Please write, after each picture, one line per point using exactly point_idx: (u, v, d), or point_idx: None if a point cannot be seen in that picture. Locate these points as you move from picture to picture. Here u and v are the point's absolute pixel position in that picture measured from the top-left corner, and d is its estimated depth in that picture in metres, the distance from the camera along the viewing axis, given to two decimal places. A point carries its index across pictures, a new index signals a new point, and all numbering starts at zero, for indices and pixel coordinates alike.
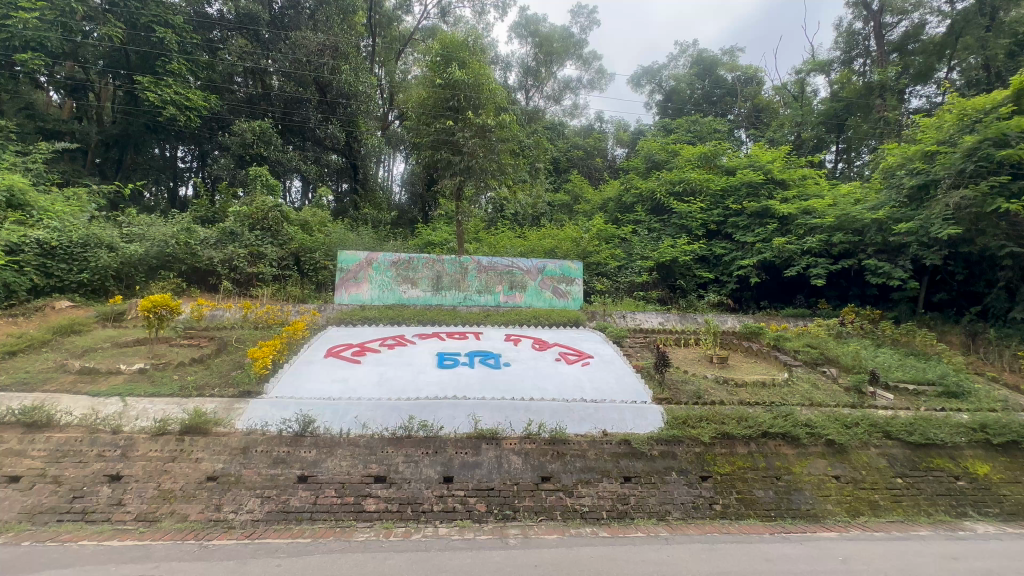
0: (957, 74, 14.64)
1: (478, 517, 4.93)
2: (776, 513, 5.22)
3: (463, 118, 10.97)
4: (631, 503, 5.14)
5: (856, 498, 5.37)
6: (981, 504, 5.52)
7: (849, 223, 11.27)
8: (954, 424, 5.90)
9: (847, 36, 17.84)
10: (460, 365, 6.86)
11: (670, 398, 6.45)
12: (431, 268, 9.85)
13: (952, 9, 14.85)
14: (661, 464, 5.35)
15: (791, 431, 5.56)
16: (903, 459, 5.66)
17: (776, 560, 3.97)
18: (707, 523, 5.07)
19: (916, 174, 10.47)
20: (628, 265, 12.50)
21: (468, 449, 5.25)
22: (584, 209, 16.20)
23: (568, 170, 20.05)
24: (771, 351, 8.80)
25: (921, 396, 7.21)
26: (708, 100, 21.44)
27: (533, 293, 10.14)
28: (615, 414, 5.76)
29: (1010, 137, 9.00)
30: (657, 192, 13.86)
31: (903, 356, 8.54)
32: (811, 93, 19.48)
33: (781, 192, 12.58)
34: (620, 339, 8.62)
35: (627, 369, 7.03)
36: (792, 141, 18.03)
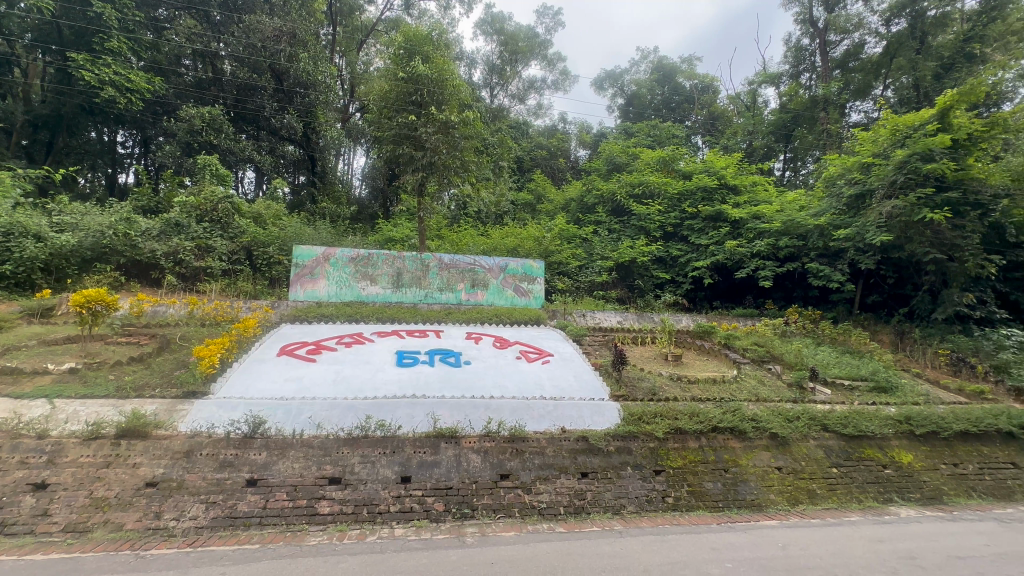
0: (891, 92, 15.76)
1: (436, 516, 4.90)
2: (723, 503, 5.46)
3: (426, 112, 10.81)
4: (588, 498, 5.25)
5: (796, 488, 5.70)
6: (905, 490, 5.97)
7: (794, 228, 11.93)
8: (883, 417, 6.36)
9: (794, 51, 18.84)
10: (419, 363, 6.78)
11: (626, 395, 6.64)
12: (391, 265, 9.67)
13: (887, 31, 15.96)
14: (617, 459, 5.49)
15: (738, 426, 5.84)
16: (838, 449, 6.06)
17: (722, 549, 4.14)
18: (659, 515, 5.25)
19: (854, 183, 11.18)
20: (589, 265, 12.72)
21: (427, 448, 5.19)
22: (547, 208, 16.37)
23: (531, 169, 20.18)
24: (721, 349, 9.20)
25: (855, 391, 7.73)
26: (667, 106, 22.15)
27: (495, 291, 10.14)
28: (573, 411, 5.86)
29: (935, 152, 9.74)
30: (618, 194, 14.17)
31: (840, 354, 9.12)
32: (762, 104, 20.45)
33: (733, 197, 13.15)
34: (580, 338, 8.78)
35: (586, 367, 7.17)
36: (744, 149, 18.91)
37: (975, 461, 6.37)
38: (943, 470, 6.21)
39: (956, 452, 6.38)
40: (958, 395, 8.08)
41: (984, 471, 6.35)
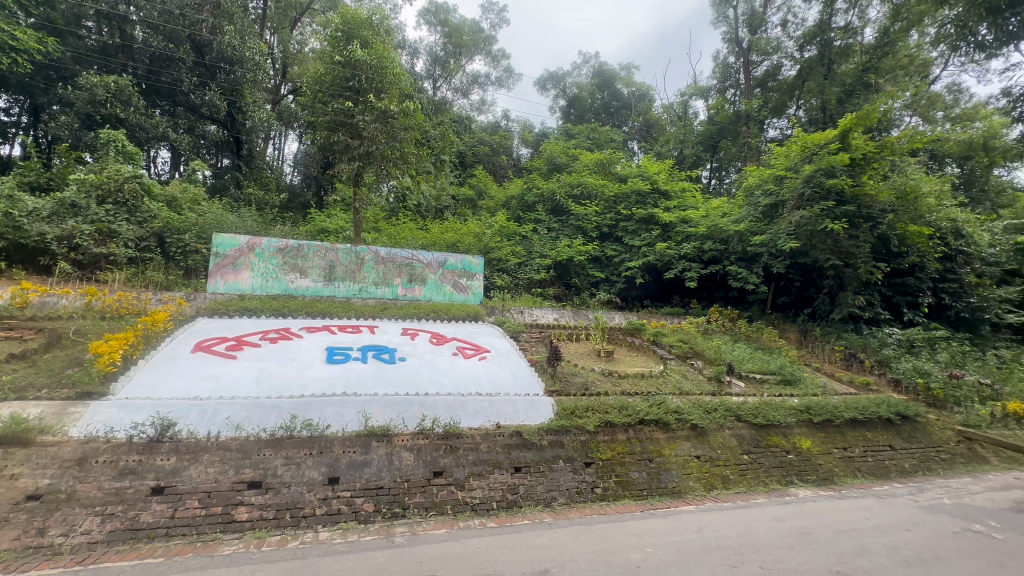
0: (802, 112, 17.33)
1: (364, 518, 4.75)
2: (647, 491, 5.76)
3: (364, 100, 10.41)
4: (520, 492, 5.32)
5: (712, 474, 6.13)
6: (804, 473, 6.61)
7: (717, 233, 12.82)
8: (788, 408, 7.01)
9: (721, 68, 20.16)
10: (351, 360, 6.53)
11: (560, 390, 6.82)
12: (323, 257, 9.23)
13: (801, 56, 17.46)
14: (550, 453, 5.62)
15: (662, 418, 6.20)
16: (749, 438, 6.61)
17: (643, 535, 4.37)
18: (588, 506, 5.44)
19: (769, 194, 12.26)
20: (528, 262, 12.90)
21: (357, 447, 5.02)
22: (488, 205, 16.37)
23: (473, 165, 20.10)
24: (650, 345, 9.69)
25: (765, 383, 8.45)
26: (606, 111, 22.91)
27: (433, 286, 9.98)
28: (509, 407, 5.91)
29: (837, 169, 10.82)
30: (557, 194, 14.48)
31: (753, 350, 9.92)
32: (692, 115, 21.72)
33: (664, 201, 13.87)
34: (517, 334, 8.88)
35: (522, 363, 7.27)
36: (675, 156, 20.02)
37: (861, 445, 7.17)
38: (835, 454, 6.94)
39: (846, 438, 7.16)
40: (849, 386, 9.08)
41: (868, 453, 7.17)
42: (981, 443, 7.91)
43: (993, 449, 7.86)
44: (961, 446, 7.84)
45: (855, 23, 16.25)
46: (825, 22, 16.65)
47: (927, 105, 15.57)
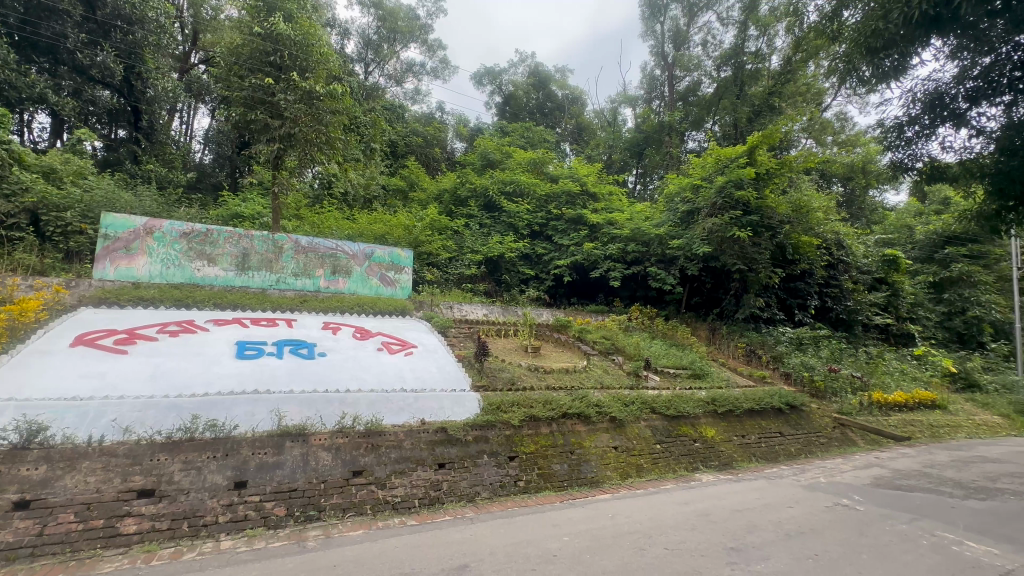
0: (717, 127, 18.81)
1: (274, 523, 4.45)
2: (568, 482, 5.96)
3: (287, 77, 9.74)
4: (443, 489, 5.27)
5: (628, 464, 6.48)
6: (708, 460, 7.19)
7: (640, 236, 13.54)
8: (697, 400, 7.60)
9: (648, 79, 21.25)
10: (264, 355, 6.09)
11: (487, 385, 6.89)
12: (235, 244, 8.52)
13: (718, 75, 18.82)
14: (474, 448, 5.63)
15: (584, 411, 6.45)
16: (662, 428, 7.07)
17: (562, 524, 4.52)
18: (510, 499, 5.52)
19: (686, 202, 13.13)
20: (459, 258, 12.83)
21: (268, 449, 4.71)
22: (419, 197, 16.02)
23: (405, 155, 19.56)
24: (575, 341, 10.03)
25: (677, 377, 9.09)
26: (540, 111, 23.28)
27: (358, 279, 9.57)
28: (434, 403, 5.82)
29: (744, 182, 11.85)
30: (490, 190, 14.50)
31: (669, 346, 10.61)
32: (621, 122, 22.79)
33: (592, 203, 14.40)
34: (445, 329, 8.81)
35: (449, 359, 7.20)
36: (603, 160, 20.98)
37: (756, 432, 7.94)
38: (735, 441, 7.62)
39: (744, 426, 7.89)
40: (749, 380, 10.00)
41: (762, 439, 7.95)
42: (851, 428, 9.08)
43: (860, 433, 9.05)
44: (836, 431, 8.94)
45: (764, 50, 17.82)
46: (739, 45, 18.11)
47: (819, 130, 17.53)
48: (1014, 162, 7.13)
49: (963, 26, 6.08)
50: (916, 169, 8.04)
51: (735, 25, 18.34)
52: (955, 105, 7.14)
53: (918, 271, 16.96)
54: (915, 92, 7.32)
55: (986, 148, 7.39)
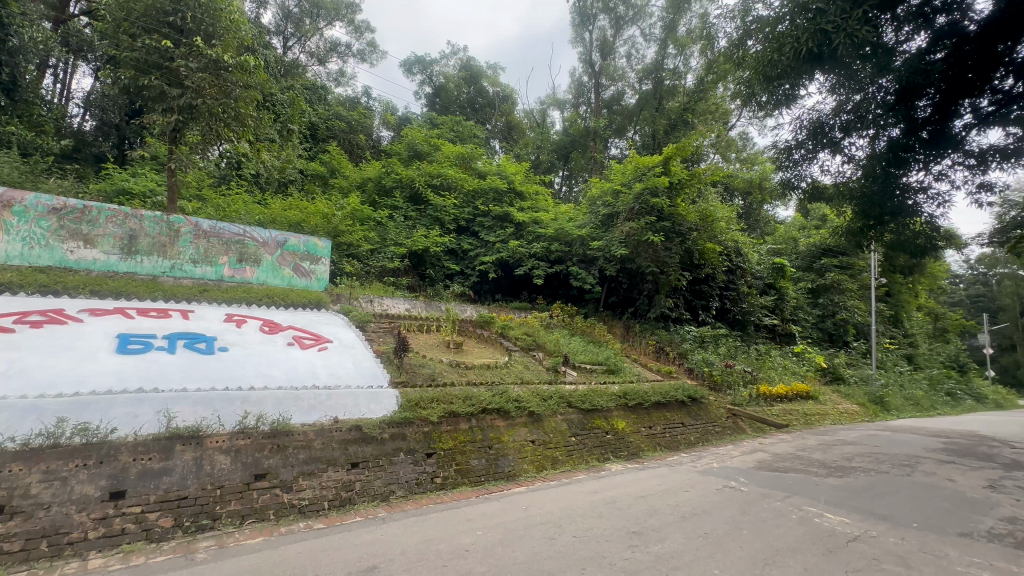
0: (638, 136, 19.94)
1: (158, 536, 4.03)
2: (485, 477, 6.01)
3: (189, 42, 8.75)
4: (356, 489, 5.08)
5: (544, 457, 6.67)
6: (618, 450, 7.62)
7: (563, 236, 13.95)
8: (610, 394, 8.02)
9: (576, 85, 21.86)
10: (152, 350, 5.45)
11: (405, 381, 6.75)
12: (120, 225, 7.53)
13: (640, 88, 19.91)
14: (390, 446, 5.48)
15: (504, 406, 6.54)
16: (577, 421, 7.37)
17: (476, 519, 4.54)
18: (426, 496, 5.46)
19: (607, 206, 13.76)
20: (381, 250, 12.47)
21: (154, 454, 4.23)
22: (340, 184, 15.28)
23: (326, 140, 18.55)
24: (497, 337, 10.14)
25: (593, 372, 9.52)
26: (471, 106, 23.11)
27: (269, 269, 8.89)
28: (349, 400, 5.57)
29: (660, 191, 12.65)
30: (417, 182, 14.17)
31: (586, 343, 11.09)
32: (549, 124, 23.34)
33: (518, 202, 14.64)
34: (364, 324, 8.49)
35: (367, 355, 6.93)
36: (531, 160, 21.48)
37: (662, 424, 8.55)
38: (643, 432, 8.14)
39: (652, 418, 8.45)
40: (657, 374, 10.73)
41: (667, 429, 8.58)
42: (741, 418, 10.09)
43: (749, 422, 10.08)
44: (729, 420, 9.87)
45: (681, 69, 19.18)
46: (659, 62, 19.29)
47: (725, 147, 19.21)
48: (875, 187, 8.32)
49: (840, 68, 6.93)
50: (800, 188, 9.12)
51: (656, 42, 19.48)
52: (832, 134, 8.15)
53: (800, 278, 19.26)
54: (802, 120, 8.26)
55: (855, 174, 8.54)
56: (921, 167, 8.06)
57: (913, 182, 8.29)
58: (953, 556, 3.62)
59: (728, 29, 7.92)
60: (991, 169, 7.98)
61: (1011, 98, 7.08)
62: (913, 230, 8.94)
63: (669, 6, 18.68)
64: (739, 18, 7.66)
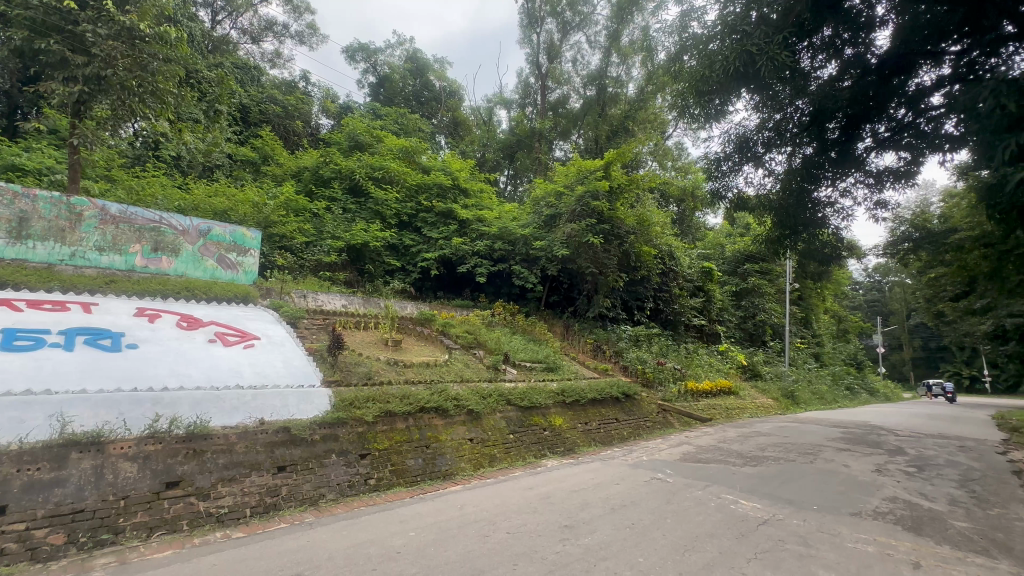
0: (581, 140, 20.45)
1: (46, 555, 3.60)
2: (420, 477, 5.92)
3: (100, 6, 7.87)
4: (282, 494, 4.82)
5: (482, 455, 6.68)
6: (555, 446, 7.79)
7: (506, 235, 14.02)
8: (548, 391, 8.19)
9: (523, 85, 22.06)
10: (45, 347, 4.85)
11: (339, 380, 6.49)
12: (8, 205, 6.64)
13: (584, 93, 20.44)
14: (321, 448, 5.25)
15: (442, 405, 6.47)
16: (516, 419, 7.46)
17: (409, 520, 4.46)
18: (358, 498, 5.29)
19: (550, 207, 14.00)
20: (316, 243, 11.98)
21: (43, 463, 3.77)
22: (274, 172, 14.47)
23: (259, 124, 17.47)
24: (438, 335, 10.02)
25: (533, 369, 9.65)
26: (417, 100, 22.66)
27: (189, 259, 8.21)
28: (277, 400, 5.26)
29: (600, 194, 13.03)
30: (357, 174, 13.70)
31: (527, 341, 11.20)
32: (496, 122, 23.38)
33: (462, 199, 14.53)
34: (296, 320, 8.10)
35: (298, 353, 6.59)
36: (477, 157, 21.43)
37: (597, 419, 8.84)
38: (579, 428, 8.38)
39: (587, 415, 8.71)
40: (593, 372, 11.07)
41: (601, 425, 8.89)
42: (671, 413, 10.63)
43: (677, 416, 10.67)
44: (659, 415, 10.38)
45: (623, 77, 19.89)
46: (603, 69, 19.88)
47: (661, 155, 20.17)
48: (791, 201, 9.13)
49: (764, 88, 7.49)
50: (727, 198, 9.78)
51: (601, 50, 20.06)
52: (756, 149, 8.78)
53: (726, 281, 20.66)
54: (730, 133, 8.85)
55: (774, 187, 9.27)
56: (829, 184, 8.98)
57: (822, 197, 9.21)
58: (845, 534, 4.03)
59: (667, 43, 8.27)
60: (887, 188, 8.99)
61: (902, 126, 7.93)
62: (822, 240, 9.91)
63: (613, 15, 19.28)
64: (676, 34, 8.02)
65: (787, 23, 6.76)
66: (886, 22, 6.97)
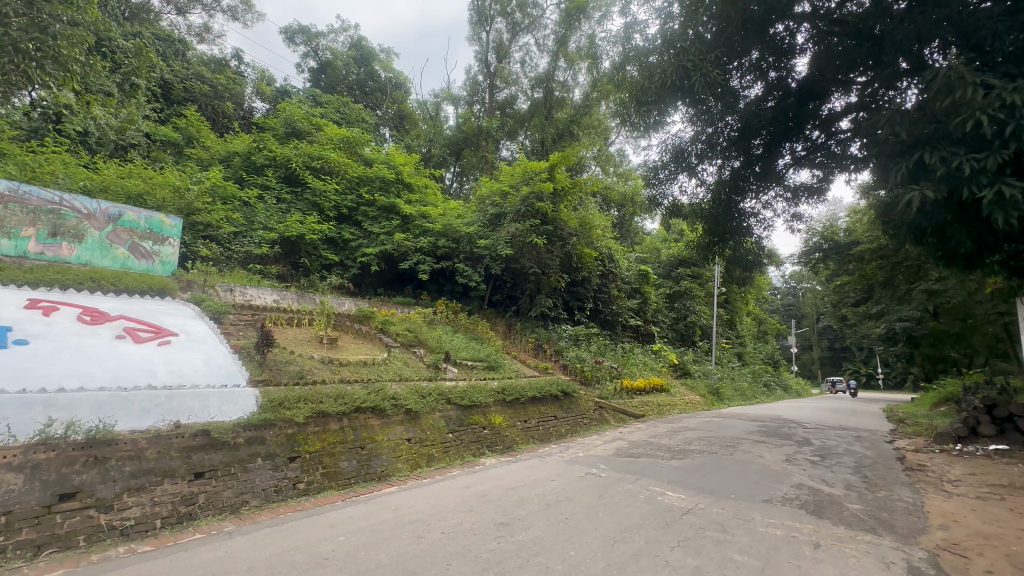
0: (527, 141, 20.68)
1: None
2: (354, 479, 5.72)
3: None
4: (199, 503, 4.48)
5: (419, 455, 6.57)
6: (494, 444, 7.82)
7: (450, 233, 13.85)
8: (489, 390, 8.21)
9: (471, 83, 21.95)
10: None
11: (268, 380, 6.13)
12: None
13: (531, 95, 20.64)
14: (245, 452, 4.92)
15: (379, 404, 6.29)
16: (456, 418, 7.41)
17: (340, 524, 4.30)
18: (285, 504, 5.02)
19: (495, 206, 14.05)
20: (246, 234, 11.39)
21: None
22: (199, 156, 13.46)
23: (183, 102, 16.14)
24: (377, 333, 9.75)
25: (474, 368, 9.62)
26: (360, 89, 21.86)
27: (95, 247, 7.42)
28: (196, 402, 4.87)
29: (545, 195, 13.23)
30: (293, 163, 13.05)
31: (469, 340, 11.16)
32: (443, 118, 23.08)
33: (406, 193, 14.19)
34: (219, 315, 7.58)
35: (221, 351, 6.14)
36: (422, 153, 21.05)
37: (536, 417, 8.98)
38: (518, 426, 8.47)
39: (527, 412, 8.83)
40: (534, 370, 11.23)
41: (540, 423, 9.03)
42: (607, 410, 11.00)
43: (612, 413, 11.06)
44: (596, 412, 10.70)
45: (570, 82, 20.30)
46: (550, 73, 20.18)
47: (604, 160, 20.81)
48: (719, 210, 9.76)
49: (698, 102, 7.93)
50: (663, 205, 10.27)
51: (549, 53, 20.37)
52: (690, 160, 9.27)
53: (661, 284, 21.73)
54: (667, 144, 9.31)
55: (705, 197, 9.86)
56: (753, 196, 9.68)
57: (748, 208, 9.93)
58: (757, 519, 4.37)
59: (611, 53, 8.52)
60: (802, 202, 9.82)
61: (816, 146, 8.73)
62: (746, 248, 10.66)
63: (562, 21, 19.66)
64: (620, 44, 8.27)
65: (719, 43, 7.19)
66: (804, 51, 7.62)
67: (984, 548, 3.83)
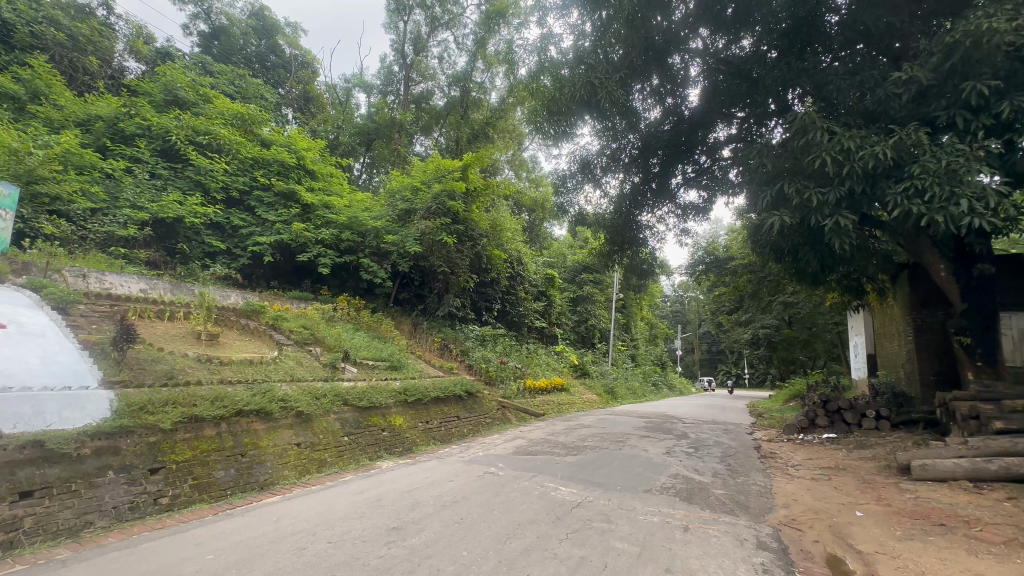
0: (442, 138, 20.42)
1: None
2: (230, 490, 5.19)
3: None
4: (23, 528, 3.76)
5: (309, 460, 6.15)
6: (392, 447, 7.57)
7: (356, 225, 13.16)
8: (390, 391, 7.94)
9: (385, 72, 21.16)
10: None
11: (128, 381, 5.35)
12: None
13: (448, 92, 20.46)
14: (92, 465, 4.23)
15: (266, 407, 5.78)
16: (353, 420, 7.05)
17: (208, 541, 3.88)
18: (142, 522, 4.41)
19: (405, 201, 13.71)
20: (107, 212, 9.87)
21: None
22: (47, 115, 11.35)
23: (28, 50, 13.50)
24: (266, 329, 8.96)
25: (375, 368, 9.23)
26: (260, 63, 20.02)
27: None
28: (26, 408, 4.05)
29: (456, 195, 13.17)
30: (173, 135, 11.52)
31: (371, 339, 10.70)
32: (354, 105, 21.94)
33: (308, 180, 13.22)
34: (66, 305, 6.45)
35: (64, 348, 5.20)
36: (329, 139, 19.80)
37: (438, 418, 8.87)
38: (419, 427, 8.30)
39: (428, 413, 8.68)
40: (438, 370, 11.08)
41: (442, 423, 8.93)
42: (509, 409, 11.19)
43: (514, 412, 11.28)
44: (498, 411, 10.83)
45: (487, 85, 20.45)
46: (468, 73, 20.21)
47: (517, 164, 21.25)
48: (619, 220, 10.43)
49: (605, 118, 8.40)
50: (570, 212, 10.74)
51: (467, 53, 20.40)
52: (595, 171, 9.80)
53: (566, 288, 22.69)
54: (575, 155, 9.76)
55: (608, 208, 10.51)
56: (649, 210, 10.48)
57: (644, 221, 10.75)
58: (638, 508, 4.75)
59: (528, 61, 8.70)
60: (690, 219, 10.84)
61: (702, 170, 9.70)
62: (642, 256, 11.50)
63: (481, 23, 19.78)
64: (536, 54, 8.46)
65: (624, 65, 7.72)
66: (697, 83, 8.42)
67: (815, 521, 4.53)
